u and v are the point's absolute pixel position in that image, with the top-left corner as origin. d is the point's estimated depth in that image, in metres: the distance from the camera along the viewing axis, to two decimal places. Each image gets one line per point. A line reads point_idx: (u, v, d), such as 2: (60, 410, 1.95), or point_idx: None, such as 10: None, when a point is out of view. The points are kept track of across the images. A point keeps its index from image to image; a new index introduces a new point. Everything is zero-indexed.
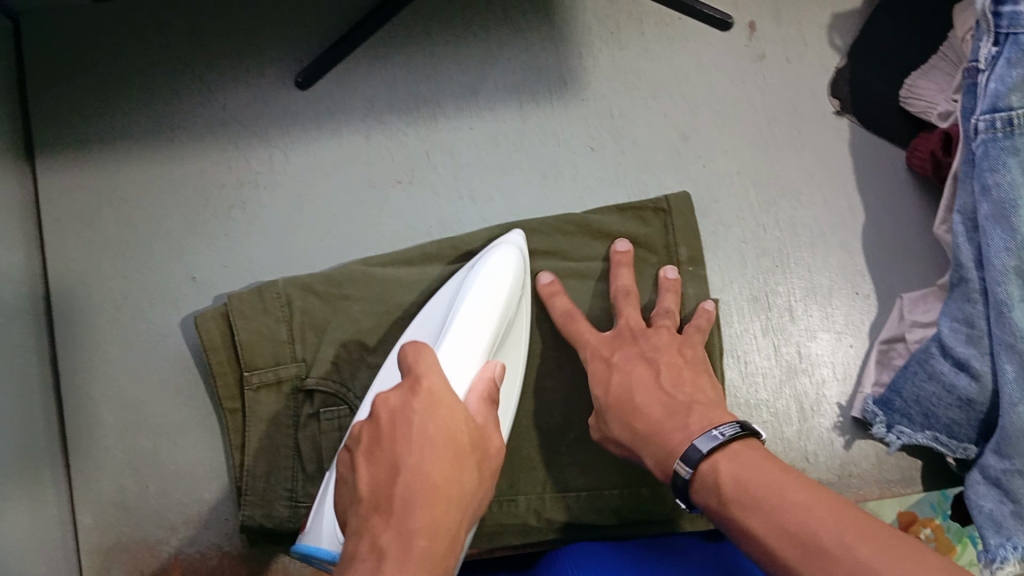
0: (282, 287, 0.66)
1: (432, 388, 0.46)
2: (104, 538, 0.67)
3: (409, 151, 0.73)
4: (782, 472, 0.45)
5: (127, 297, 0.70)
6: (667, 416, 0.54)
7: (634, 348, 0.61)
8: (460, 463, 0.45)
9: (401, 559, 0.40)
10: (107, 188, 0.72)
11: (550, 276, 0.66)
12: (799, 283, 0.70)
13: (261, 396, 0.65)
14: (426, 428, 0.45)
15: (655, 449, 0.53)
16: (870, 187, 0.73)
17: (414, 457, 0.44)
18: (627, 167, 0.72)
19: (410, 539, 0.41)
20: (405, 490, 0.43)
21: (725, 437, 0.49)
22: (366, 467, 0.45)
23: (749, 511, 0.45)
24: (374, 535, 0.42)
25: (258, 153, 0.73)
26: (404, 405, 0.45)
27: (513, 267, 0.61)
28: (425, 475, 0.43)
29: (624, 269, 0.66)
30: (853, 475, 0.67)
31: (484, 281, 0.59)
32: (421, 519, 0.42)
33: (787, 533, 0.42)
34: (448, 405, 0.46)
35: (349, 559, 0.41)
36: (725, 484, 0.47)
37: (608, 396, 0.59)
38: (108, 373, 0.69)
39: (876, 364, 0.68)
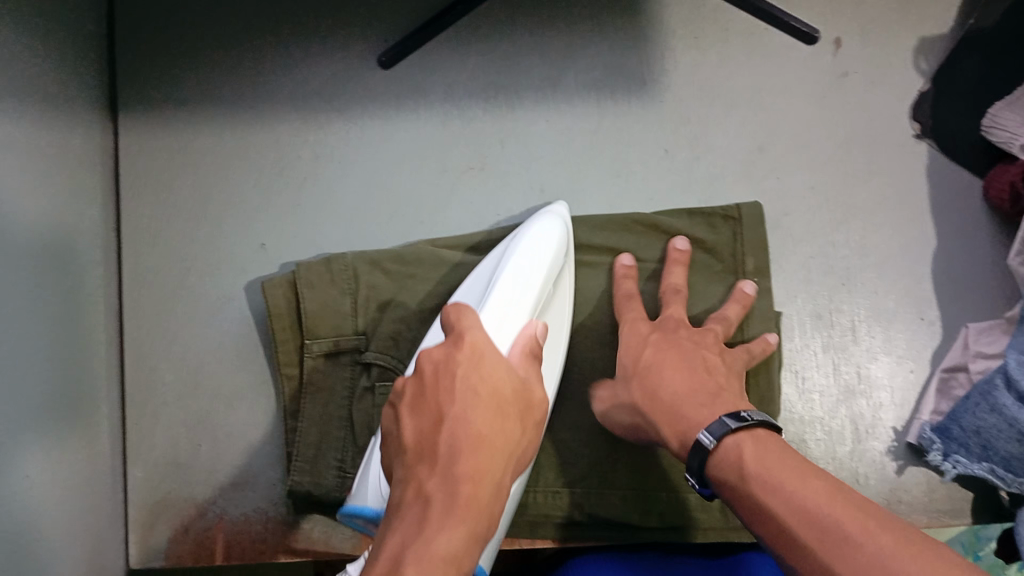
0: (350, 261, 0.67)
1: (474, 342, 0.49)
2: (152, 492, 0.68)
3: (485, 139, 0.73)
4: (802, 463, 0.46)
5: (197, 259, 0.72)
6: (694, 393, 0.55)
7: (674, 334, 0.61)
8: (505, 411, 0.46)
9: (447, 503, 0.41)
10: (188, 154, 0.73)
11: (631, 260, 0.67)
12: (864, 304, 0.70)
13: (319, 365, 0.66)
14: (471, 379, 0.47)
15: (675, 424, 0.54)
16: (944, 214, 0.72)
17: (459, 405, 0.45)
18: (701, 173, 0.72)
19: (456, 483, 0.42)
20: (449, 437, 0.44)
21: (752, 420, 0.50)
22: (409, 418, 0.46)
23: (765, 489, 0.45)
24: (419, 480, 0.43)
25: (336, 129, 0.74)
26: (448, 359, 0.48)
27: (556, 234, 0.62)
28: (470, 423, 0.44)
29: (679, 268, 0.66)
30: (903, 501, 0.66)
31: (527, 246, 0.60)
32: (466, 464, 0.43)
33: (803, 515, 0.42)
34: (490, 358, 0.48)
35: (395, 504, 0.42)
36: (747, 463, 0.47)
37: (637, 366, 0.60)
38: (172, 331, 0.71)
39: (936, 393, 0.67)
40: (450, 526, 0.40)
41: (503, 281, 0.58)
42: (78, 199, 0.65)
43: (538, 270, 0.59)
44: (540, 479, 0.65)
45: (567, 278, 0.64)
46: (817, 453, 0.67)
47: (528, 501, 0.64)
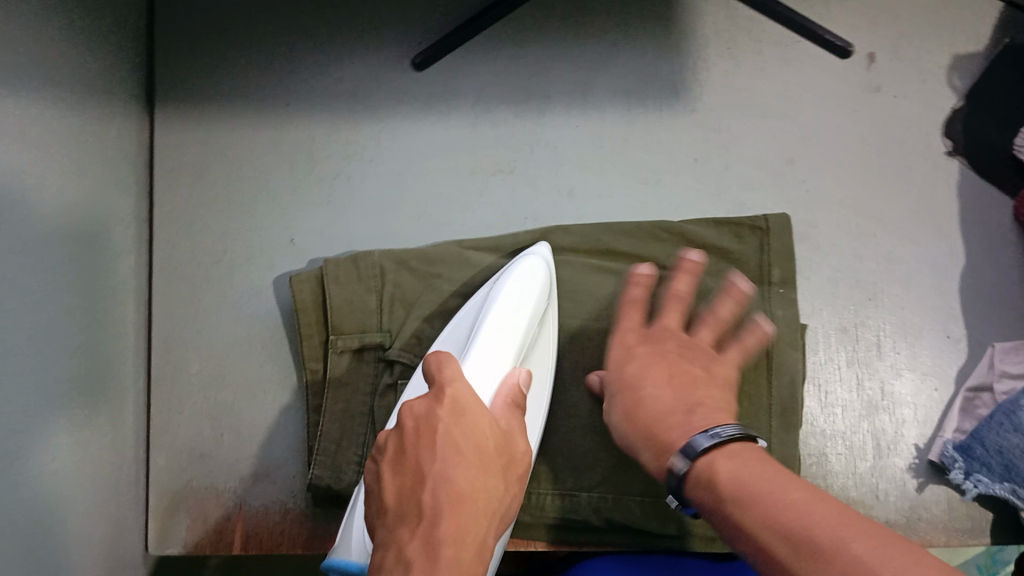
0: (378, 258, 0.68)
1: (457, 394, 0.47)
2: (173, 479, 0.69)
3: (515, 142, 0.74)
4: (775, 472, 0.44)
5: (226, 251, 0.73)
6: (670, 410, 0.52)
7: (660, 344, 0.58)
8: (488, 467, 0.44)
9: (429, 567, 0.39)
10: (221, 148, 0.74)
11: (650, 267, 0.62)
12: (890, 319, 0.70)
13: (343, 360, 0.66)
14: (453, 434, 0.45)
15: (654, 444, 0.52)
16: (972, 232, 0.71)
17: (441, 464, 0.43)
18: (729, 183, 0.73)
19: (438, 546, 0.40)
20: (431, 498, 0.42)
21: (722, 436, 0.48)
22: (391, 477, 0.45)
23: (741, 505, 0.43)
24: (399, 544, 0.41)
25: (367, 128, 0.74)
26: (429, 414, 0.46)
27: (538, 277, 0.62)
28: (451, 480, 0.43)
29: (686, 277, 0.62)
30: (922, 518, 0.65)
31: (510, 291, 0.60)
32: (449, 526, 0.41)
33: (776, 527, 0.40)
34: (472, 414, 0.47)
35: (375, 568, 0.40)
36: (722, 482, 0.45)
37: (620, 383, 0.58)
38: (199, 321, 0.72)
39: (959, 411, 0.67)
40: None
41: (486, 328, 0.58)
42: (112, 187, 0.66)
43: (521, 317, 0.59)
44: (557, 483, 0.65)
45: (550, 321, 0.64)
46: (837, 468, 0.67)
47: (546, 503, 0.65)
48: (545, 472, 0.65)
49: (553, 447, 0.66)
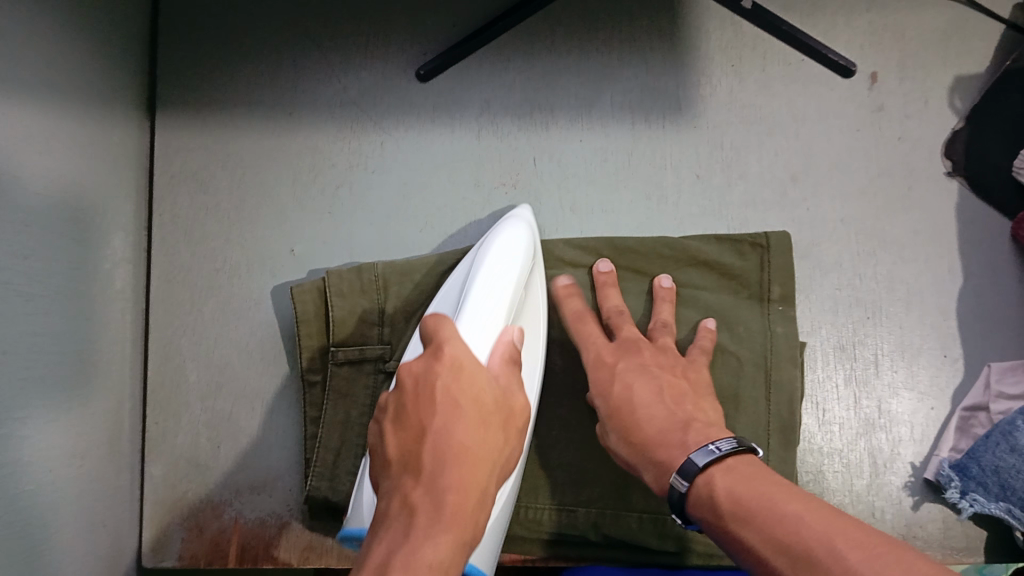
0: (380, 270, 0.68)
1: (454, 352, 0.49)
2: (169, 491, 0.68)
3: (518, 155, 0.74)
4: (772, 486, 0.47)
5: (227, 260, 0.72)
6: (667, 430, 0.55)
7: (636, 358, 0.62)
8: (486, 420, 0.46)
9: (434, 513, 0.41)
10: (224, 155, 0.74)
11: (567, 280, 0.68)
12: (888, 339, 0.70)
13: (343, 372, 0.67)
14: (452, 389, 0.46)
15: (655, 464, 0.55)
16: (971, 252, 0.72)
17: (441, 417, 0.45)
18: (731, 200, 0.73)
19: (441, 495, 0.42)
20: (432, 450, 0.44)
21: (720, 452, 0.51)
22: (393, 432, 0.47)
23: (743, 524, 0.46)
24: (404, 491, 0.43)
25: (371, 138, 0.74)
26: (428, 370, 0.48)
27: (524, 238, 0.62)
28: (452, 433, 0.45)
29: (667, 304, 0.67)
30: (918, 536, 0.66)
31: (500, 249, 0.60)
32: (450, 475, 0.43)
33: (778, 543, 0.44)
34: (470, 369, 0.48)
35: (382, 515, 0.43)
36: (720, 499, 0.49)
37: (609, 404, 0.60)
38: (198, 330, 0.71)
39: (956, 430, 0.67)
40: (438, 533, 0.41)
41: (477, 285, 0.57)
42: (112, 195, 0.66)
43: (512, 274, 0.58)
44: (556, 498, 0.66)
45: (537, 285, 0.64)
46: (835, 486, 0.67)
47: (542, 518, 0.65)
48: (544, 487, 0.66)
49: (553, 461, 0.66)
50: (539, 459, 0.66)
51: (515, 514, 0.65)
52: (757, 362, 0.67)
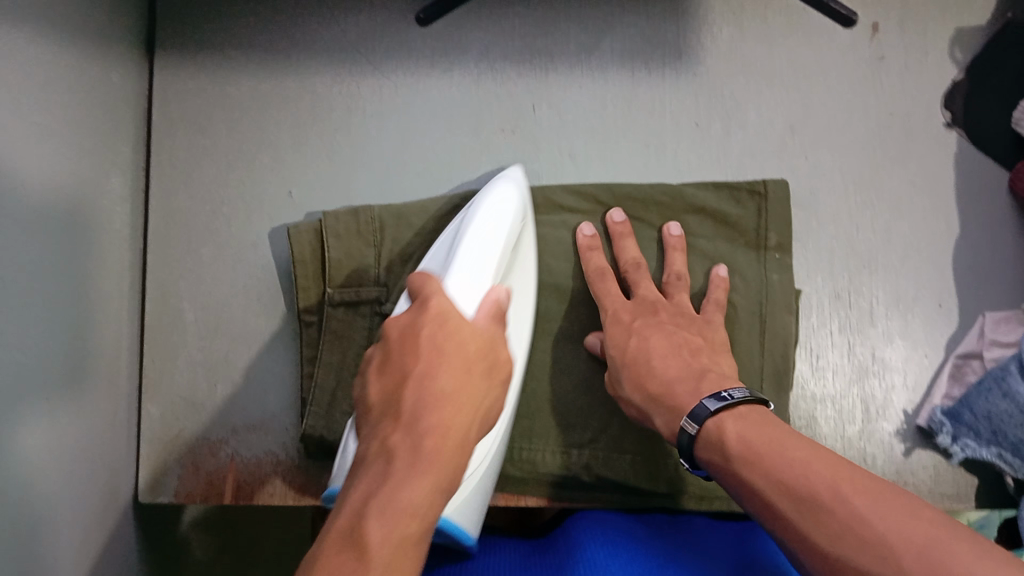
0: (377, 213, 0.68)
1: (443, 305, 0.49)
2: (166, 430, 0.69)
3: (517, 102, 0.74)
4: (781, 432, 0.48)
5: (223, 202, 0.73)
6: (681, 379, 0.57)
7: (654, 315, 0.63)
8: (471, 369, 0.47)
9: (411, 457, 0.42)
10: (223, 98, 0.74)
11: (592, 230, 0.68)
12: (883, 288, 0.70)
13: (339, 313, 0.67)
14: (438, 339, 0.47)
15: (666, 410, 0.56)
16: (969, 204, 0.72)
17: (423, 364, 0.46)
18: (729, 150, 0.73)
19: (419, 438, 0.43)
20: (414, 395, 0.45)
21: (732, 399, 0.52)
22: (377, 381, 0.48)
23: (753, 469, 0.47)
24: (384, 437, 0.44)
25: (369, 83, 0.74)
26: (414, 323, 0.49)
27: (515, 197, 0.63)
28: (435, 380, 0.45)
29: (678, 254, 0.68)
30: (908, 483, 0.66)
31: (486, 215, 0.61)
32: (431, 418, 0.44)
33: (786, 487, 0.45)
34: (456, 321, 0.49)
35: (361, 461, 0.44)
36: (730, 444, 0.50)
37: (625, 357, 0.60)
38: (195, 271, 0.72)
39: (948, 377, 0.68)
40: (413, 479, 0.41)
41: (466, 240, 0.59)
42: (111, 135, 0.66)
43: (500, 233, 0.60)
44: (549, 439, 0.66)
45: (528, 250, 0.65)
46: (827, 431, 0.67)
47: (534, 460, 0.66)
48: (539, 428, 0.66)
49: (547, 403, 0.67)
50: (533, 401, 0.67)
51: (508, 455, 0.66)
52: (751, 308, 0.68)
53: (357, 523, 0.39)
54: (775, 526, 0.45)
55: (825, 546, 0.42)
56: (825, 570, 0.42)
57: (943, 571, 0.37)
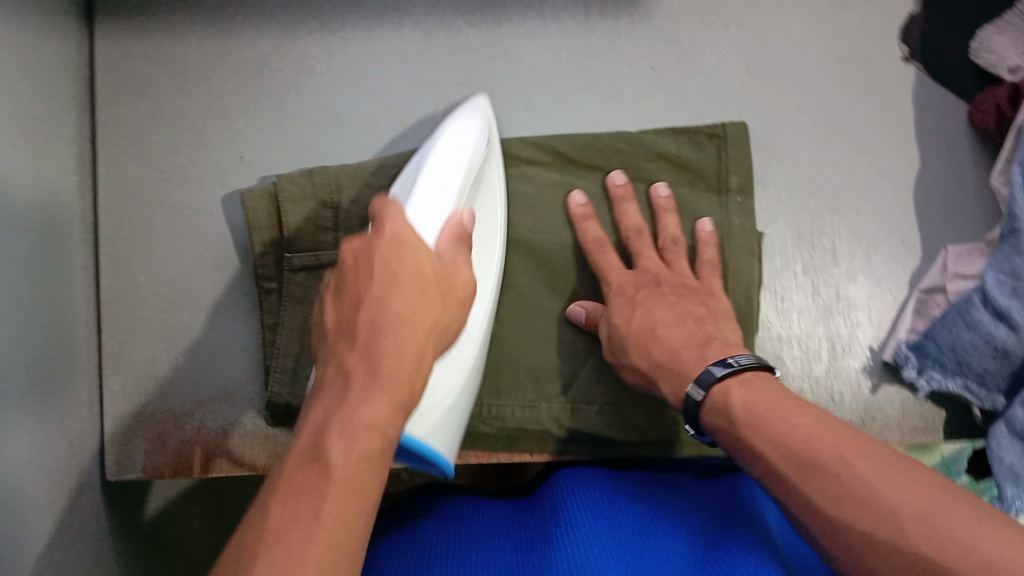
0: (332, 174, 0.67)
1: (396, 229, 0.51)
2: (130, 404, 0.68)
3: (470, 53, 0.73)
4: (784, 398, 0.50)
5: (174, 169, 0.71)
6: (688, 346, 0.59)
7: (656, 288, 0.64)
8: (424, 293, 0.49)
9: (368, 377, 0.44)
10: (166, 61, 0.71)
11: (583, 199, 0.68)
12: (846, 226, 0.70)
13: (299, 278, 0.66)
14: (389, 265, 0.49)
15: (672, 377, 0.58)
16: (928, 139, 0.72)
17: (378, 290, 0.48)
18: (687, 93, 0.72)
19: (376, 359, 0.45)
20: (368, 320, 0.47)
21: (738, 365, 0.54)
22: (334, 307, 0.49)
23: (756, 433, 0.49)
24: (341, 359, 0.46)
25: (318, 40, 0.72)
26: (369, 248, 0.50)
27: (478, 123, 0.63)
28: (389, 305, 0.47)
29: (670, 216, 0.67)
30: (877, 419, 0.67)
31: (449, 137, 0.60)
32: (388, 342, 0.46)
33: (785, 451, 0.47)
34: (410, 246, 0.50)
35: (320, 385, 0.46)
36: (734, 408, 0.52)
37: (630, 329, 0.61)
38: (149, 242, 0.70)
39: (913, 312, 0.68)
40: (372, 396, 0.43)
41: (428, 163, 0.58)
42: (54, 106, 0.64)
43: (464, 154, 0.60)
44: (518, 395, 0.66)
45: (494, 177, 0.65)
46: (793, 371, 0.67)
47: (502, 416, 0.66)
48: (507, 384, 0.66)
49: (514, 359, 0.67)
50: (500, 356, 0.67)
51: (477, 412, 0.66)
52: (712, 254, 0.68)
53: (319, 440, 0.41)
54: (776, 486, 0.47)
55: (827, 509, 0.44)
56: (824, 528, 0.44)
57: (940, 533, 0.39)
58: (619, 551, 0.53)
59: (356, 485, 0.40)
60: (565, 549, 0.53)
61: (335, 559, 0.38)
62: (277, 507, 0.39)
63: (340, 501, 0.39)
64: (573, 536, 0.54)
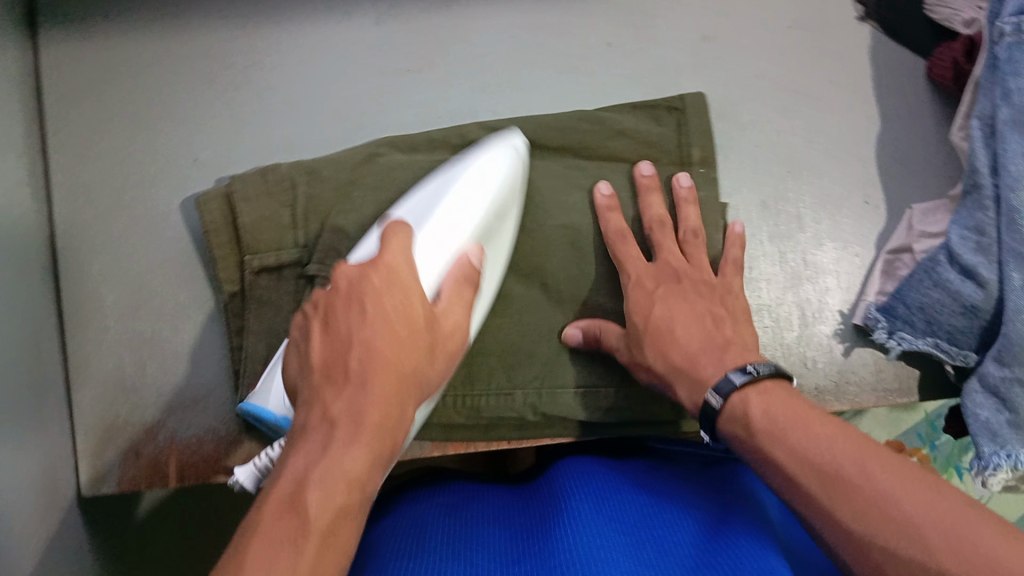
0: (286, 171, 0.67)
1: (394, 264, 0.50)
2: (102, 416, 0.67)
3: (421, 39, 0.72)
4: (808, 409, 0.49)
5: (129, 176, 0.70)
6: (705, 350, 0.57)
7: (676, 284, 0.62)
8: (416, 341, 0.48)
9: (351, 431, 0.44)
10: (114, 65, 0.70)
11: (609, 190, 0.66)
12: (810, 191, 0.70)
13: (260, 278, 0.65)
14: (381, 301, 0.48)
15: (689, 381, 0.56)
16: (887, 97, 0.72)
17: (369, 331, 0.47)
18: (644, 67, 0.72)
19: (361, 412, 0.44)
20: (357, 362, 0.46)
21: (757, 373, 0.52)
22: (323, 340, 0.49)
23: (776, 441, 0.48)
24: (326, 403, 0.45)
25: (267, 35, 0.71)
26: (363, 279, 0.49)
27: (503, 170, 0.63)
28: (378, 350, 0.46)
29: (692, 207, 0.66)
30: (851, 382, 0.66)
31: (465, 187, 0.62)
32: (375, 393, 0.45)
33: (811, 464, 0.45)
34: (406, 286, 0.50)
35: (302, 428, 0.45)
36: (754, 417, 0.50)
37: (647, 324, 0.60)
38: (109, 251, 0.69)
39: (881, 275, 0.67)
40: (354, 447, 0.43)
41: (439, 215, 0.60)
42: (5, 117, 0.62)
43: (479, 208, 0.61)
44: (491, 382, 0.65)
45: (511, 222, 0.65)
46: (766, 340, 0.67)
47: (476, 405, 0.65)
48: (478, 372, 0.66)
49: (485, 346, 0.66)
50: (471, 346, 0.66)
51: (451, 403, 0.65)
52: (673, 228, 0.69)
53: (300, 489, 0.41)
54: (795, 494, 0.46)
55: (848, 521, 0.43)
56: (852, 547, 0.43)
57: (969, 552, 0.39)
58: (623, 543, 0.50)
59: (331, 542, 0.40)
60: (566, 540, 0.50)
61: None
62: (253, 554, 0.38)
63: (316, 557, 0.39)
64: (575, 526, 0.52)
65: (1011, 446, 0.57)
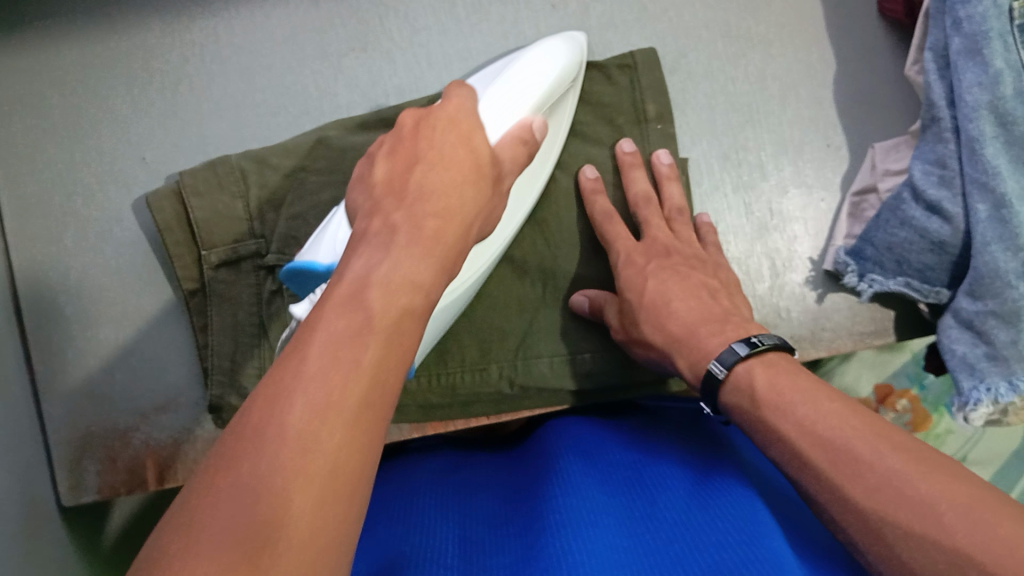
0: (235, 162, 0.65)
1: (458, 112, 0.49)
2: (74, 429, 0.66)
3: (362, 15, 0.70)
4: (817, 385, 0.47)
5: (78, 181, 0.68)
6: (705, 322, 0.55)
7: (669, 259, 0.61)
8: (475, 176, 0.46)
9: (414, 234, 0.40)
10: (51, 69, 0.68)
11: (594, 173, 0.66)
12: (770, 137, 0.69)
13: (221, 274, 0.64)
14: (445, 143, 0.47)
15: (690, 353, 0.54)
16: (841, 35, 0.71)
17: (433, 157, 0.46)
18: (591, 26, 0.70)
19: (418, 220, 0.41)
20: (418, 184, 0.44)
21: (761, 345, 0.50)
22: (386, 164, 0.47)
23: (782, 417, 0.45)
24: (386, 213, 0.42)
25: (203, 25, 0.70)
26: (428, 118, 0.49)
27: (559, 65, 0.61)
28: (439, 178, 0.45)
29: (674, 184, 0.65)
30: (826, 329, 0.66)
31: (523, 70, 0.59)
32: (430, 209, 0.42)
33: (819, 440, 0.43)
34: (469, 125, 0.49)
35: (361, 234, 0.41)
36: (760, 389, 0.48)
37: (642, 300, 0.58)
38: (64, 259, 0.67)
39: (848, 217, 0.67)
40: (414, 250, 0.39)
41: (513, 77, 0.59)
42: None
43: (536, 90, 0.58)
44: (463, 358, 0.65)
45: (567, 106, 0.64)
46: None
47: (452, 384, 0.64)
48: (452, 349, 0.65)
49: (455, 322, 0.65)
50: None
51: (427, 383, 0.64)
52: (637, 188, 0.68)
53: (361, 287, 0.35)
54: (801, 471, 0.44)
55: (862, 504, 0.40)
56: (862, 529, 0.41)
57: (984, 526, 0.37)
58: (613, 503, 0.48)
59: (398, 338, 0.34)
60: (557, 498, 0.48)
61: (379, 397, 0.32)
62: (321, 333, 0.33)
63: (382, 350, 0.33)
64: (566, 482, 0.50)
65: (991, 379, 0.57)
